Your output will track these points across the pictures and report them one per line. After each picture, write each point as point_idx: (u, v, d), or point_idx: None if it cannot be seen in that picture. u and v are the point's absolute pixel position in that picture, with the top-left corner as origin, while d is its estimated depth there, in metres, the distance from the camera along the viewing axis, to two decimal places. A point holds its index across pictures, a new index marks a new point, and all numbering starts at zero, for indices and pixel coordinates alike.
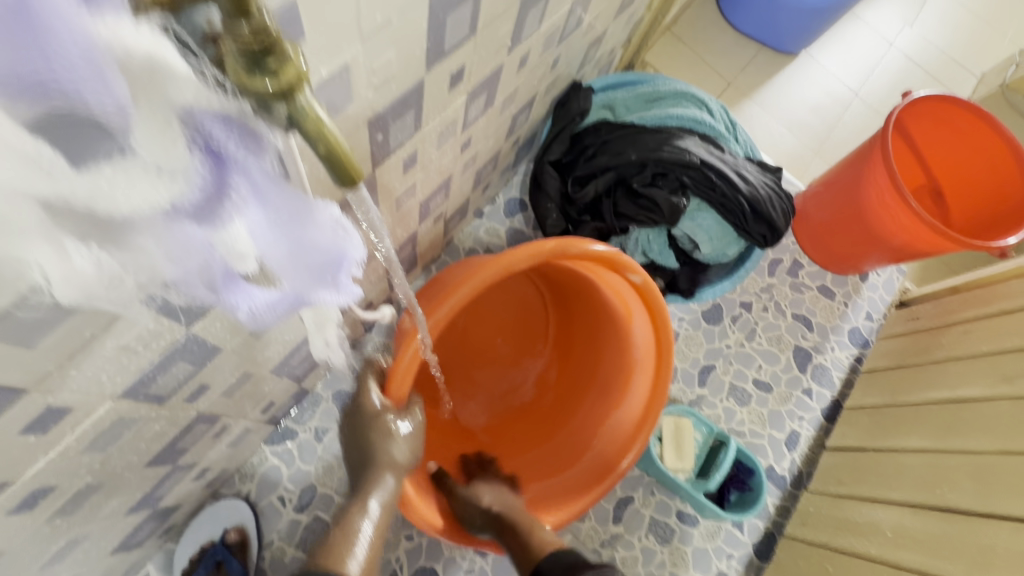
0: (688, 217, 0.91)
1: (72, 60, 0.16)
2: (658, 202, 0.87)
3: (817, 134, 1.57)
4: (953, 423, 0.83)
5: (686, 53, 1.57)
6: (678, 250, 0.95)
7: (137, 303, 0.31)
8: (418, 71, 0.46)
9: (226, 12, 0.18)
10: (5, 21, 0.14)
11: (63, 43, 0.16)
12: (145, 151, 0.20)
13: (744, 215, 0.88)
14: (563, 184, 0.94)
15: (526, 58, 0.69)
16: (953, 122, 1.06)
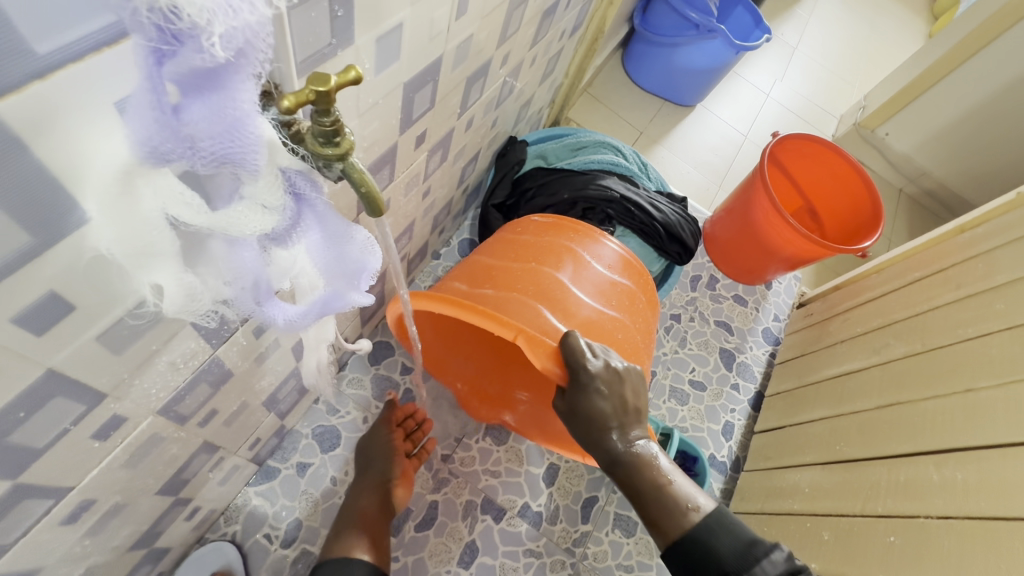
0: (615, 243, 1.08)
1: (249, 146, 0.27)
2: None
3: (718, 171, 1.84)
4: (844, 390, 1.02)
5: (602, 109, 1.81)
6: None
7: (204, 318, 0.41)
8: (393, 134, 0.59)
9: (316, 112, 0.30)
10: (226, 129, 0.26)
11: (245, 137, 0.27)
12: (254, 195, 0.31)
13: (661, 237, 1.07)
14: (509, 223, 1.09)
15: (472, 121, 0.85)
16: (815, 154, 1.33)
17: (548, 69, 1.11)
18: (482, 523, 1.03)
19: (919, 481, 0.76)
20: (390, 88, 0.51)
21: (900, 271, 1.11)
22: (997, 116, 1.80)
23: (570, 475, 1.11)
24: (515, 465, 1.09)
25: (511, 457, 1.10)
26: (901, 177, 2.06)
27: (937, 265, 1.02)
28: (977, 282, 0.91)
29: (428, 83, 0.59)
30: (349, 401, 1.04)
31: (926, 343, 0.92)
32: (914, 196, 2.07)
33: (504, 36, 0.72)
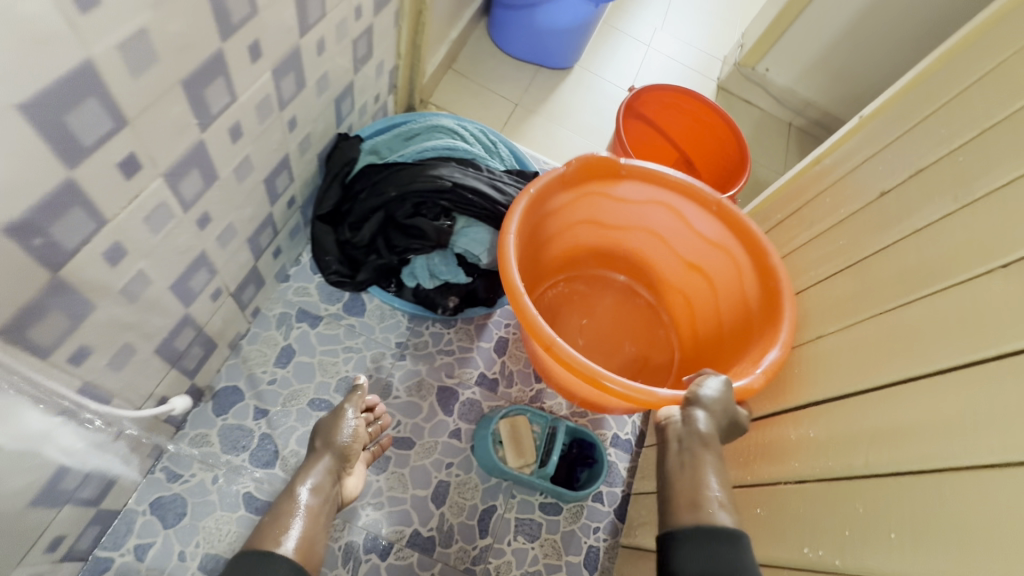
0: (461, 235, 0.98)
1: None
2: (424, 230, 0.95)
3: (603, 133, 1.77)
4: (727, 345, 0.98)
5: (471, 85, 1.70)
6: (467, 265, 1.02)
7: None
8: (55, 169, 0.47)
9: None
10: None
11: None
12: None
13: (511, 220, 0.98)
14: (339, 231, 0.98)
15: (241, 128, 0.72)
16: (677, 104, 1.28)
17: (360, 52, 0.98)
18: (368, 563, 0.95)
19: (783, 443, 0.72)
20: None
21: (769, 213, 1.08)
22: (863, 38, 1.80)
23: (463, 490, 1.04)
24: (399, 492, 1.01)
25: (394, 484, 1.01)
26: (788, 112, 2.05)
27: (796, 205, 0.98)
28: (825, 218, 0.86)
29: (84, 100, 0.47)
30: (193, 462, 0.93)
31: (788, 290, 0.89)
32: (803, 128, 2.07)
33: (228, 24, 0.60)
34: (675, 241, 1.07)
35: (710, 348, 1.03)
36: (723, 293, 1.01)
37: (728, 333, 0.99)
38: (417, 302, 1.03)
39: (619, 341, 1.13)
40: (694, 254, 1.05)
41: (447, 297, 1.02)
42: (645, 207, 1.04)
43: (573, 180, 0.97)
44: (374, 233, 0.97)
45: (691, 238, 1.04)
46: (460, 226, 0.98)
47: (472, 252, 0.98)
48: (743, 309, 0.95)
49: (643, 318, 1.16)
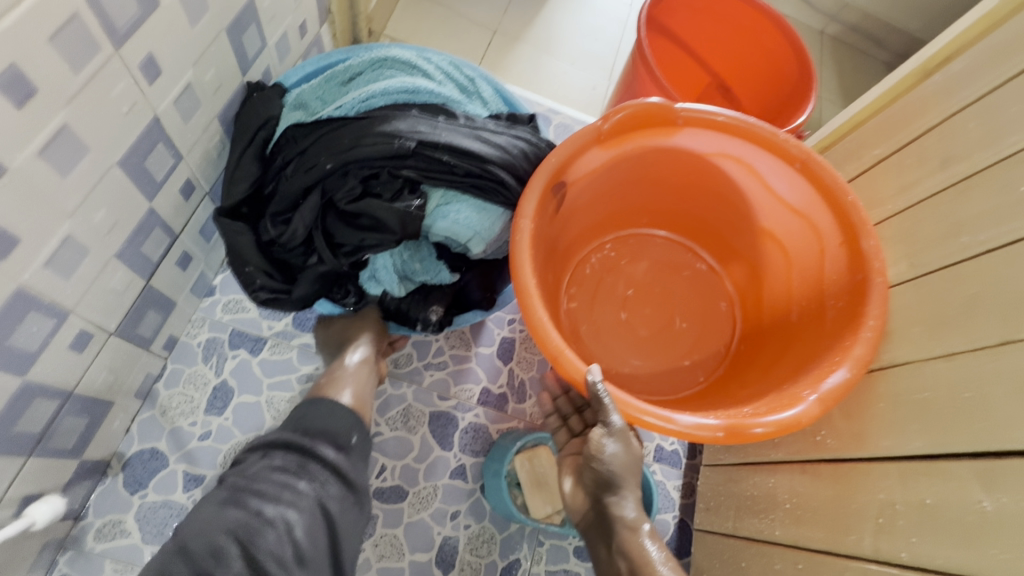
0: (438, 217, 0.70)
1: None
2: (381, 217, 0.66)
3: (604, 60, 1.43)
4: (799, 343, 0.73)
5: (435, 9, 1.33)
6: (450, 258, 0.76)
7: None
8: None
9: None
10: None
11: None
12: None
13: (504, 188, 0.70)
14: (260, 229, 0.70)
15: (30, 83, 0.41)
16: (711, 9, 0.96)
17: None
18: None
19: (954, 508, 0.48)
20: None
21: (854, 147, 0.80)
22: None
23: (475, 545, 0.80)
24: (393, 560, 0.78)
25: (385, 552, 0.78)
26: (820, 17, 1.67)
27: (903, 136, 0.70)
28: (971, 152, 0.58)
29: None
30: (104, 563, 0.68)
31: (915, 263, 0.63)
32: (837, 37, 1.70)
33: None
34: (734, 201, 0.80)
35: (775, 338, 0.78)
36: (798, 271, 0.76)
37: (797, 322, 0.75)
38: (388, 312, 0.79)
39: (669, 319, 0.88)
40: (762, 217, 0.79)
41: (428, 307, 0.76)
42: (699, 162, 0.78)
43: (609, 132, 0.72)
44: (310, 226, 0.68)
45: (758, 199, 0.78)
46: (435, 203, 0.69)
47: (458, 237, 0.71)
48: (821, 294, 0.72)
49: (699, 295, 0.90)
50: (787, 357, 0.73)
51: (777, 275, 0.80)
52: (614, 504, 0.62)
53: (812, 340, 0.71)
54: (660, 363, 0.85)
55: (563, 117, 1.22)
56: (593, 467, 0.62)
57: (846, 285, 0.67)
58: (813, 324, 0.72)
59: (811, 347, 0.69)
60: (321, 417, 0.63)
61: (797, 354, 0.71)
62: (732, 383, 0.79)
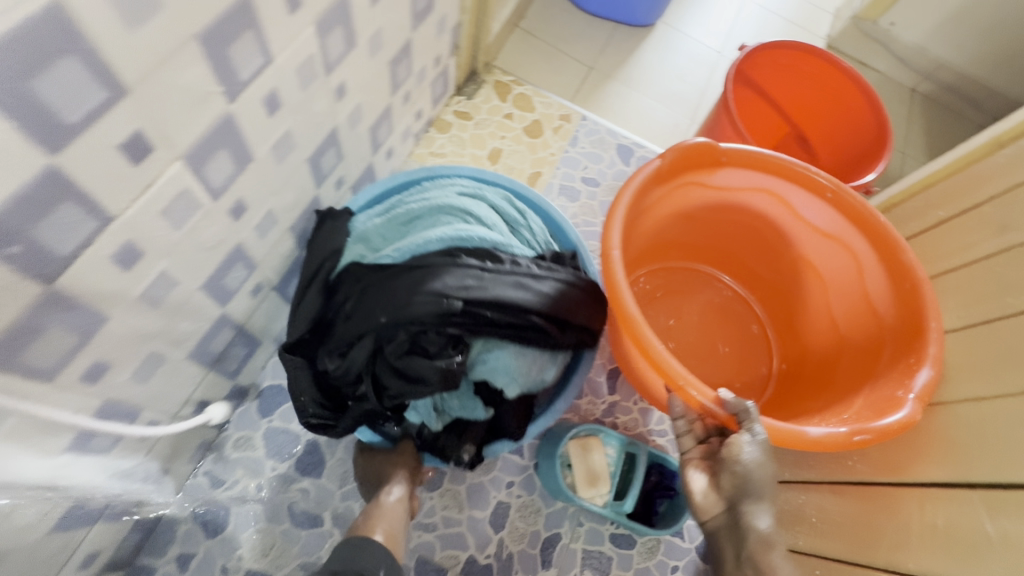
0: (479, 361, 0.77)
1: None
2: (424, 373, 0.71)
3: (689, 101, 1.54)
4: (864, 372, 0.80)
5: (540, 45, 1.50)
6: (487, 392, 0.81)
7: None
8: (30, 157, 0.35)
9: None
10: None
11: None
12: None
13: (541, 338, 0.75)
14: (316, 363, 0.76)
15: (278, 99, 0.59)
16: (798, 66, 1.05)
17: (419, 4, 0.82)
18: None
19: (964, 532, 0.54)
20: None
21: (921, 207, 0.86)
22: None
23: (524, 513, 0.92)
24: (454, 513, 0.91)
25: (449, 503, 0.91)
26: (913, 75, 1.69)
27: (966, 202, 0.76)
28: None
29: (55, 58, 0.34)
30: (236, 467, 0.86)
31: (966, 316, 0.69)
32: (930, 95, 1.70)
33: None
34: (778, 233, 0.88)
35: (819, 366, 0.87)
36: (838, 299, 0.84)
37: (843, 345, 0.83)
38: (422, 446, 0.85)
39: (712, 345, 0.97)
40: (805, 249, 0.87)
41: (461, 445, 0.81)
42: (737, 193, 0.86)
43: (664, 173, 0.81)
44: (363, 369, 0.74)
45: (805, 230, 0.86)
46: (476, 353, 0.77)
47: (495, 381, 0.78)
48: (867, 317, 0.80)
49: (736, 320, 0.99)
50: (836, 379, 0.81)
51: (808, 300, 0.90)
52: (747, 514, 0.60)
53: (862, 364, 0.78)
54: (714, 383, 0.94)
55: (645, 150, 1.31)
56: (731, 472, 0.61)
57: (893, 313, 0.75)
58: (863, 346, 0.80)
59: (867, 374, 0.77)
60: (357, 552, 0.68)
61: (843, 384, 0.79)
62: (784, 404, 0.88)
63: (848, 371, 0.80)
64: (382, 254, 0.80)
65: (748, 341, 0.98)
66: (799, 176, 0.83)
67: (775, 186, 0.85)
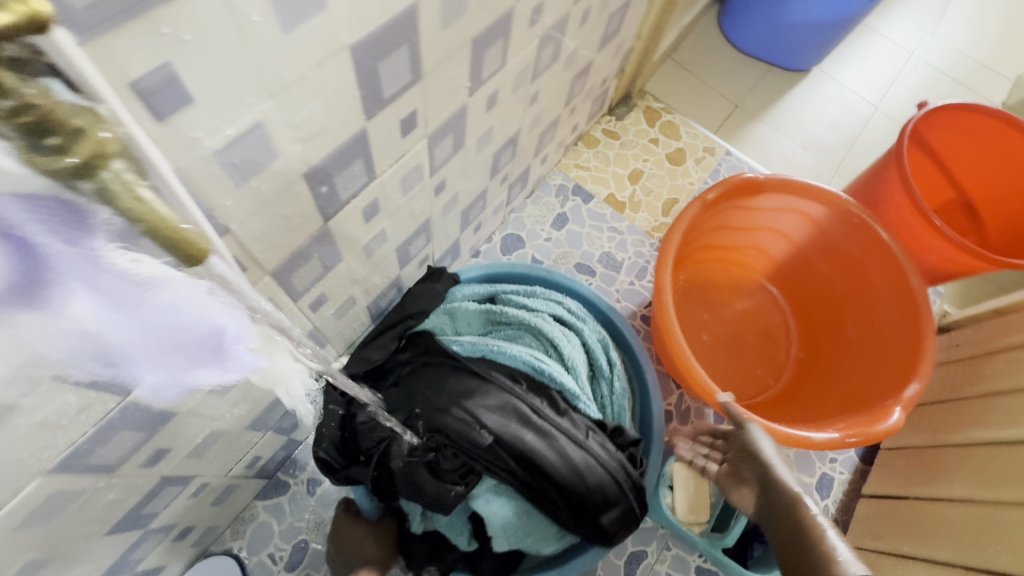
0: (484, 498, 0.76)
1: None
2: (424, 484, 0.74)
3: (835, 152, 1.50)
4: (975, 469, 0.79)
5: (690, 78, 1.53)
6: (476, 524, 0.81)
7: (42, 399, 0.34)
8: (357, 119, 0.45)
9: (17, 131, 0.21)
10: None
11: None
12: None
13: (551, 503, 0.75)
14: (352, 406, 0.78)
15: (496, 98, 0.68)
16: (981, 132, 0.99)
17: (609, 29, 0.90)
18: None
19: None
20: (326, 52, 0.36)
21: None
22: None
23: None
24: None
25: None
26: None
27: None
28: None
29: (398, 46, 0.43)
30: None
31: None
32: None
33: None
34: (820, 253, 1.01)
35: (832, 351, 1.03)
36: (861, 299, 0.98)
37: (856, 354, 0.97)
38: (396, 541, 0.84)
39: (742, 337, 1.09)
40: (844, 271, 1.00)
41: (424, 565, 0.80)
42: (779, 213, 0.99)
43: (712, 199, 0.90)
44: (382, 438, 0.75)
45: (836, 247, 0.98)
46: (481, 487, 0.77)
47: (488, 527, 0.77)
48: (879, 325, 0.94)
49: (761, 315, 1.12)
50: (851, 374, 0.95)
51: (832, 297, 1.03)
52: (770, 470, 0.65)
53: (879, 363, 0.92)
54: (751, 375, 1.07)
55: None
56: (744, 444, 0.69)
57: (906, 324, 0.89)
58: (875, 347, 0.94)
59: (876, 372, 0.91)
60: None
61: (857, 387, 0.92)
62: (802, 389, 1.02)
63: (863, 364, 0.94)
64: (456, 340, 0.86)
65: (772, 326, 1.11)
66: (827, 197, 0.93)
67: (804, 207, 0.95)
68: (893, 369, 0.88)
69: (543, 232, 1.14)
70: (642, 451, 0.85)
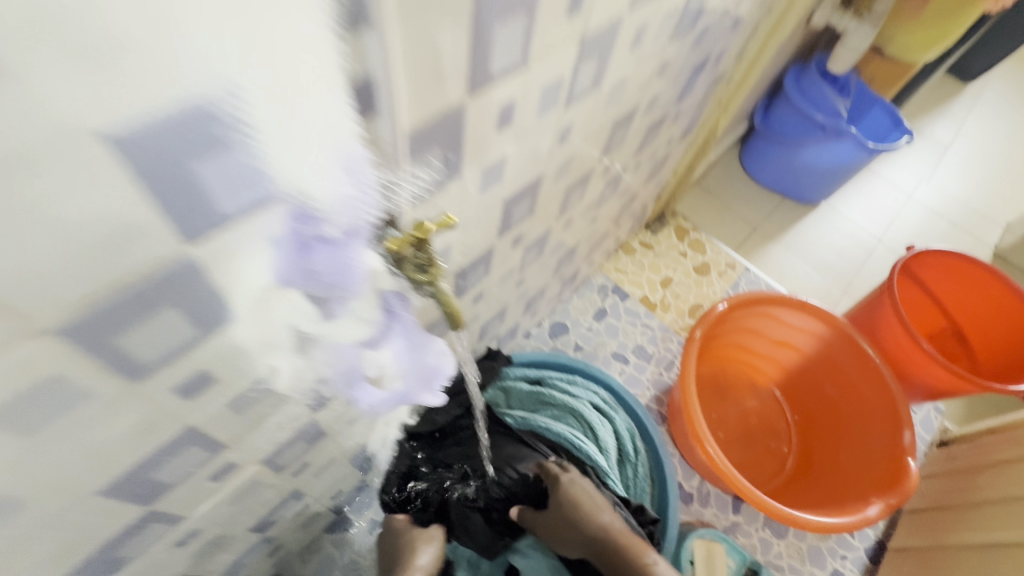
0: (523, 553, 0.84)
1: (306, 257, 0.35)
2: (475, 532, 0.83)
3: (843, 275, 1.70)
4: (976, 570, 0.88)
5: (714, 202, 1.79)
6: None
7: (290, 405, 0.52)
8: (492, 238, 0.66)
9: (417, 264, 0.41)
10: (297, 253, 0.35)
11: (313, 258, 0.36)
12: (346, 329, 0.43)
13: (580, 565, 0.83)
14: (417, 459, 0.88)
15: (570, 220, 0.91)
16: (964, 271, 1.18)
17: (654, 170, 1.15)
18: None
19: None
20: (493, 202, 0.58)
21: None
22: None
23: None
24: None
25: None
26: None
27: None
28: None
29: (527, 196, 0.65)
30: None
31: None
32: None
33: (607, 150, 0.78)
34: (807, 354, 1.18)
35: (823, 423, 1.19)
36: (835, 376, 1.15)
37: (850, 457, 1.09)
38: None
39: (747, 423, 1.23)
40: (815, 355, 1.17)
41: None
42: (754, 320, 1.15)
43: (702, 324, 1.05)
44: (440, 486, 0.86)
45: (799, 335, 1.16)
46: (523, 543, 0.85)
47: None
48: (859, 399, 1.11)
49: (755, 399, 1.26)
50: (850, 447, 1.10)
51: (809, 375, 1.20)
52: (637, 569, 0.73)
53: (869, 433, 1.08)
54: (766, 456, 1.20)
55: None
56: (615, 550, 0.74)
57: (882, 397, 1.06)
58: (859, 416, 1.11)
59: (870, 442, 1.07)
60: None
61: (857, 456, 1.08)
62: (804, 486, 1.13)
63: (856, 436, 1.10)
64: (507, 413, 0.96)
65: (766, 407, 1.25)
66: (787, 303, 1.11)
67: (771, 313, 1.13)
68: (885, 469, 1.00)
69: (586, 322, 1.34)
70: (660, 531, 0.90)
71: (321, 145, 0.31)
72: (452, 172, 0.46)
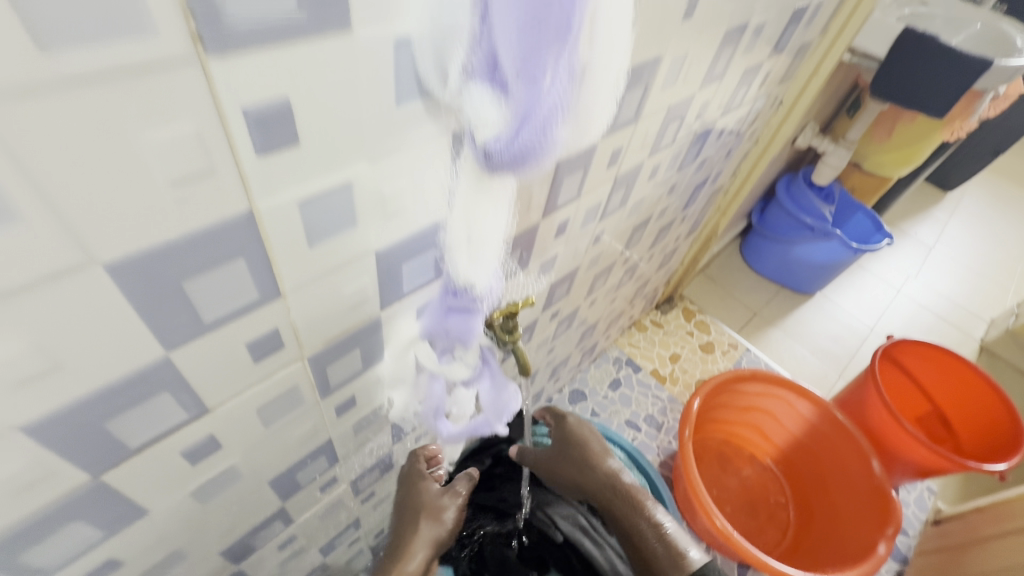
0: None
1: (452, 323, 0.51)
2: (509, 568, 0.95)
3: (838, 360, 1.84)
4: None
5: (717, 288, 1.99)
6: None
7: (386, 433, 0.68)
8: (538, 312, 0.85)
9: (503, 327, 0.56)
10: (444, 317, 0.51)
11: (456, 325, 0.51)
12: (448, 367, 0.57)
13: None
14: None
15: (595, 300, 1.09)
16: (938, 360, 1.33)
17: (664, 261, 1.36)
18: None
19: None
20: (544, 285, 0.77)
21: None
22: None
23: None
24: None
25: None
26: None
27: None
28: None
29: (567, 281, 0.84)
30: None
31: None
32: None
33: (627, 247, 0.99)
34: (785, 420, 1.31)
35: (812, 481, 1.29)
36: (813, 436, 1.28)
37: (844, 518, 1.19)
38: None
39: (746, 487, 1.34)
40: (792, 419, 1.30)
41: None
42: (733, 396, 1.29)
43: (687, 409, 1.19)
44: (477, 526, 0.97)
45: (770, 401, 1.30)
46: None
47: None
48: (838, 457, 1.23)
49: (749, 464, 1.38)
50: (839, 502, 1.21)
51: (790, 436, 1.32)
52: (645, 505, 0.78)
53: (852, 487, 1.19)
54: (769, 516, 1.31)
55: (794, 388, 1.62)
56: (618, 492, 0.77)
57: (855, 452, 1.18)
58: (840, 471, 1.22)
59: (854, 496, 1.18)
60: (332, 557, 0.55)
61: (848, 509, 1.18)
62: (803, 552, 1.21)
63: (843, 491, 1.21)
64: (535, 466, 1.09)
65: (759, 470, 1.37)
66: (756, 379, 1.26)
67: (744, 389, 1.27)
68: (866, 534, 1.10)
69: (602, 390, 1.48)
70: None
71: (485, 260, 0.45)
72: (524, 265, 0.66)
